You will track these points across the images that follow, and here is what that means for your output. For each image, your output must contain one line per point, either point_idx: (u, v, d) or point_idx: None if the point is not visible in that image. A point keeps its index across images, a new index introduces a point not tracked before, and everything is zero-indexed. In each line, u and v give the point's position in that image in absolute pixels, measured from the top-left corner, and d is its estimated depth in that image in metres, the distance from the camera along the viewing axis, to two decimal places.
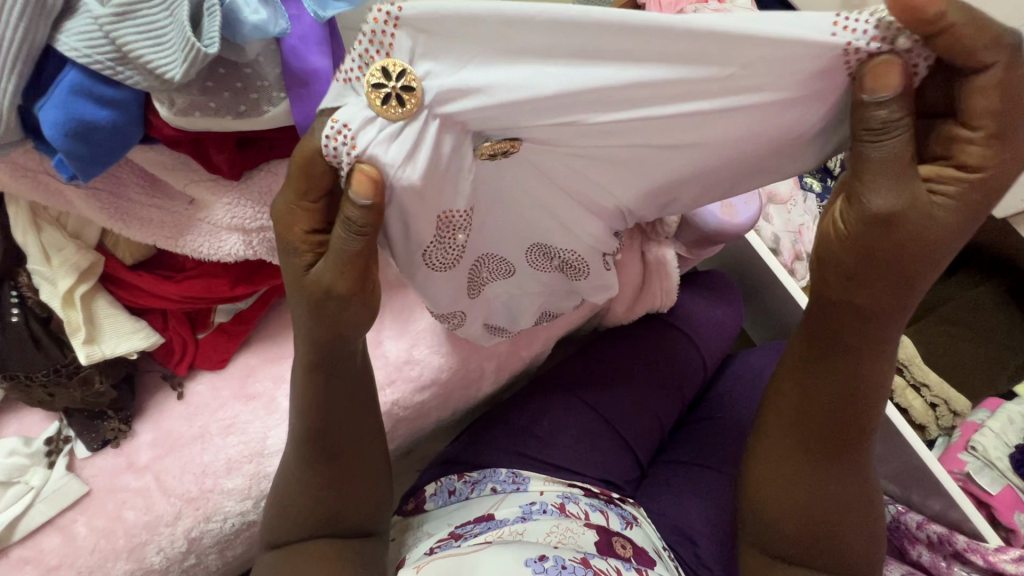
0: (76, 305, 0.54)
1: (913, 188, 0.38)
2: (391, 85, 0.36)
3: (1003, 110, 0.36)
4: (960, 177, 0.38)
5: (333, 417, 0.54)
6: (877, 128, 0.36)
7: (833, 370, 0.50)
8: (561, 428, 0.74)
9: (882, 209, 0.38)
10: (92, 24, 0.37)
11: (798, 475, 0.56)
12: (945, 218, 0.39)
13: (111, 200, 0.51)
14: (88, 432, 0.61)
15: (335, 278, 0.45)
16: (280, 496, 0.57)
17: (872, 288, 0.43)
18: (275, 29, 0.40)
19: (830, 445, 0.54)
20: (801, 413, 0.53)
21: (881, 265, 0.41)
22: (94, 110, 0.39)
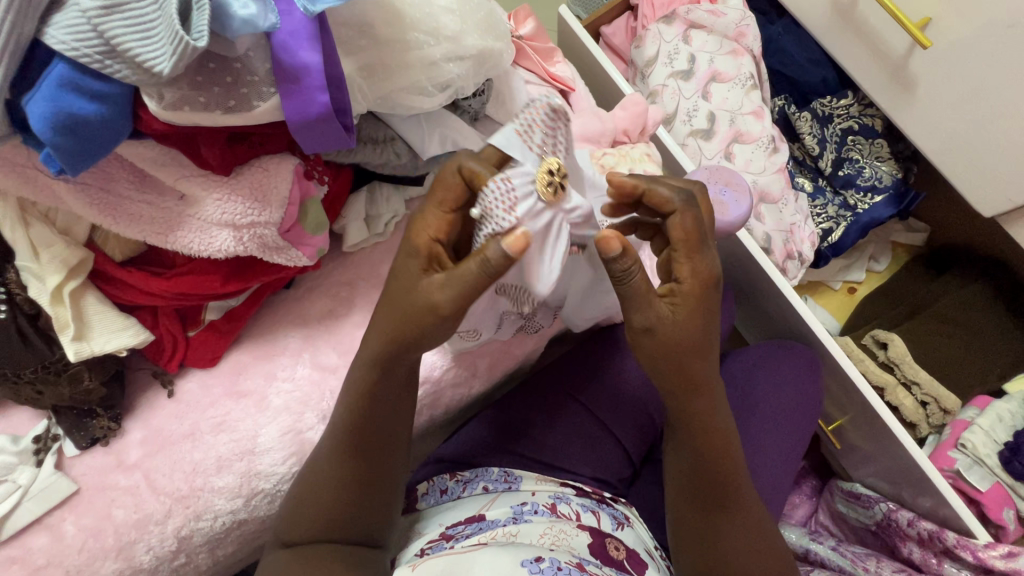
0: (65, 302, 0.53)
1: (657, 305, 0.50)
2: (557, 179, 0.47)
3: (684, 231, 0.50)
4: (684, 291, 0.50)
5: (355, 422, 0.54)
6: (620, 274, 0.48)
7: (703, 441, 0.57)
8: (553, 427, 0.75)
9: (641, 323, 0.50)
10: (81, 17, 0.37)
11: (693, 528, 0.59)
12: (694, 314, 0.51)
13: (100, 195, 0.50)
14: (76, 430, 0.60)
15: (442, 294, 0.47)
16: (293, 494, 0.57)
17: (684, 360, 0.52)
18: (264, 23, 0.40)
19: (706, 500, 0.58)
20: (685, 477, 0.59)
21: (681, 363, 0.52)
22: (81, 104, 0.38)
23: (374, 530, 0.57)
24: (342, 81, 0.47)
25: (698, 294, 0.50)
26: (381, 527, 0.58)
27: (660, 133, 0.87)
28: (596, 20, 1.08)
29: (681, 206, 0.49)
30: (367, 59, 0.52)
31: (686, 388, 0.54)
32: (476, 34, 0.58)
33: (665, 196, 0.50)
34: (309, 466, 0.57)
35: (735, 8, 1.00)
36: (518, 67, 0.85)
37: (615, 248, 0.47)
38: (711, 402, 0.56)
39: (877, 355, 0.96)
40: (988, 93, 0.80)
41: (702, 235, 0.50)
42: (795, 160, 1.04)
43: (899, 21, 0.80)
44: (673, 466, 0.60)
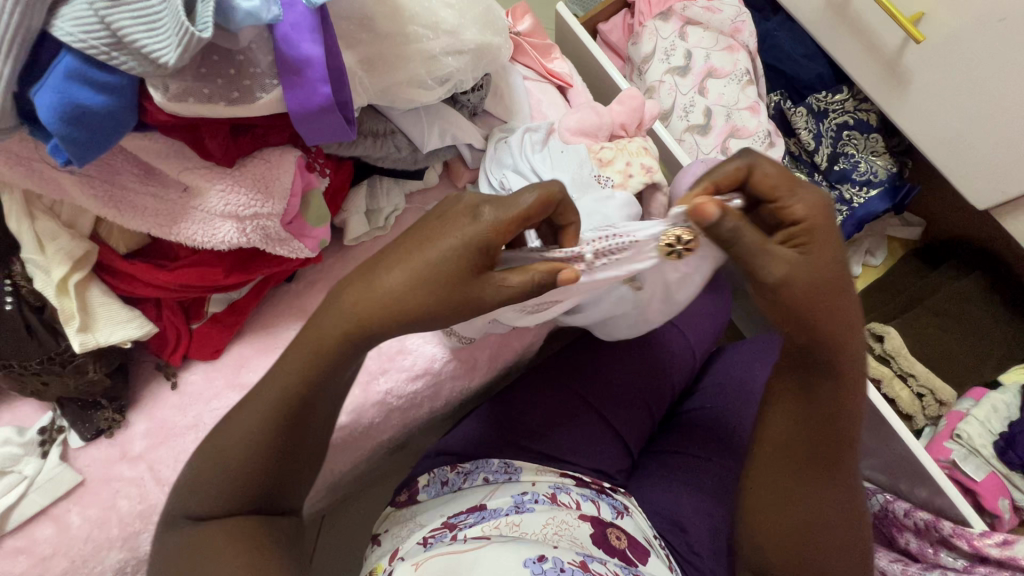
0: (70, 294, 0.54)
1: (779, 250, 0.41)
2: (680, 246, 0.44)
3: (778, 177, 0.42)
4: (810, 229, 0.41)
5: (312, 376, 0.46)
6: (726, 235, 0.40)
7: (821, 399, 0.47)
8: (552, 418, 0.76)
9: (777, 279, 0.40)
10: (87, 10, 0.38)
11: (781, 482, 0.51)
12: (833, 255, 0.42)
13: (106, 188, 0.51)
14: (81, 422, 0.61)
15: (482, 291, 0.44)
16: (200, 455, 0.48)
17: (825, 299, 0.42)
18: (267, 15, 0.41)
19: (814, 457, 0.49)
20: (787, 442, 0.50)
21: (820, 309, 0.42)
22: (88, 95, 0.39)
23: (283, 498, 0.50)
24: (343, 74, 0.47)
25: (826, 229, 0.42)
26: (294, 493, 0.51)
27: (657, 127, 0.88)
28: (592, 18, 1.09)
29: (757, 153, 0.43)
30: (368, 52, 0.53)
31: (825, 339, 0.44)
32: (474, 29, 0.60)
33: (730, 167, 0.43)
34: (222, 423, 0.49)
35: (731, 5, 1.01)
36: (516, 63, 0.86)
37: (710, 213, 0.40)
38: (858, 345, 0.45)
39: (875, 347, 0.97)
40: (981, 87, 0.81)
41: (794, 174, 0.43)
42: (791, 155, 1.05)
43: (892, 15, 0.81)
44: (774, 428, 0.50)
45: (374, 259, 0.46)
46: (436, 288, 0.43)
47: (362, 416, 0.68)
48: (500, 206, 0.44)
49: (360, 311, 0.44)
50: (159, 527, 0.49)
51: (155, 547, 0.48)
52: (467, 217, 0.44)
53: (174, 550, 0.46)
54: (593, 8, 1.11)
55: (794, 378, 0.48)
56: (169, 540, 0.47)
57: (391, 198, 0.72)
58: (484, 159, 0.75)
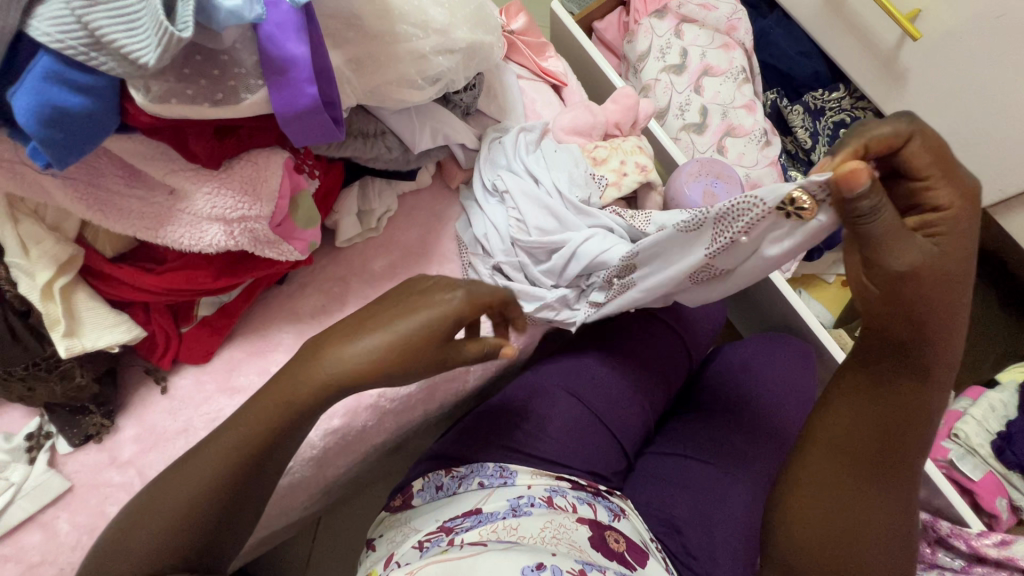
0: (55, 298, 0.53)
1: (915, 239, 0.39)
2: (791, 206, 0.41)
3: (934, 161, 0.39)
4: (948, 218, 0.40)
5: (263, 435, 0.47)
6: (865, 216, 0.37)
7: (892, 395, 0.47)
8: (548, 421, 0.74)
9: (902, 268, 0.39)
10: (64, 9, 0.37)
11: (832, 481, 0.50)
12: (964, 247, 0.40)
13: (90, 191, 0.50)
14: (68, 428, 0.60)
15: (431, 357, 0.48)
16: (132, 512, 0.46)
17: (930, 299, 0.41)
18: (250, 14, 0.40)
19: (872, 461, 0.49)
20: (847, 439, 0.49)
21: (925, 306, 0.41)
22: (67, 96, 0.38)
23: (217, 549, 0.49)
24: (330, 74, 0.47)
25: (962, 224, 0.40)
26: (231, 542, 0.50)
27: (652, 127, 0.87)
28: (588, 15, 1.08)
29: (923, 124, 0.38)
30: (357, 52, 0.52)
31: (915, 339, 0.44)
32: (466, 28, 0.59)
33: (886, 131, 0.38)
34: (164, 474, 0.48)
35: (727, 2, 1.01)
36: (510, 62, 0.85)
37: (862, 185, 0.36)
38: (946, 354, 0.45)
39: None
40: (978, 86, 0.80)
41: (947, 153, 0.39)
42: (787, 154, 1.04)
43: (888, 12, 0.81)
44: (835, 424, 0.50)
45: (359, 321, 0.49)
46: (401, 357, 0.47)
47: (355, 420, 0.67)
48: (471, 288, 0.51)
49: (328, 376, 0.47)
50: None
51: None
52: (444, 294, 0.50)
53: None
54: (588, 4, 1.10)
55: (868, 382, 0.48)
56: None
57: (382, 198, 0.71)
58: (478, 159, 0.75)
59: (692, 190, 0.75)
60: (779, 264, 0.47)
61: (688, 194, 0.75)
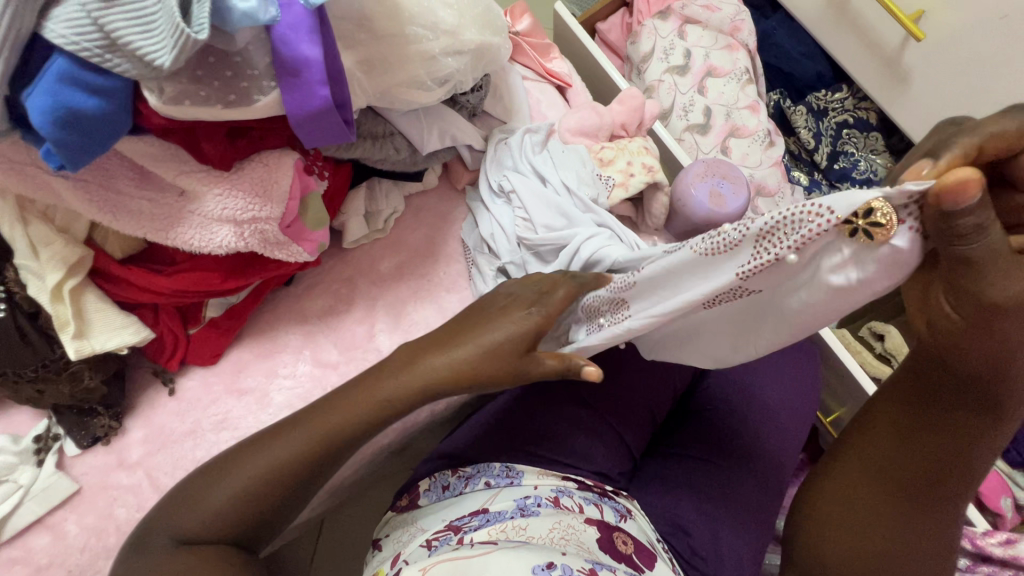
0: (64, 300, 0.53)
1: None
2: (862, 221, 0.35)
3: None
4: None
5: (322, 439, 0.50)
6: (965, 232, 0.33)
7: (942, 425, 0.47)
8: (554, 423, 0.75)
9: (1000, 298, 0.35)
10: (80, 12, 0.37)
11: (867, 500, 0.51)
12: None
13: (100, 192, 0.50)
14: (77, 430, 0.60)
15: (515, 369, 0.50)
16: (193, 485, 0.50)
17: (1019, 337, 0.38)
18: (265, 16, 0.40)
19: (911, 487, 0.49)
20: (888, 461, 0.50)
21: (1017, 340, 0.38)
22: (82, 98, 0.38)
23: (259, 534, 0.52)
24: (342, 75, 0.47)
25: None
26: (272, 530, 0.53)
27: (657, 128, 0.88)
28: (591, 16, 1.08)
29: None
30: (367, 53, 0.52)
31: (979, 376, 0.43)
32: (474, 29, 0.59)
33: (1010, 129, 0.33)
34: (224, 454, 0.52)
35: (730, 4, 1.01)
36: (515, 63, 0.85)
37: (969, 191, 0.31)
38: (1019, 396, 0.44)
39: (875, 346, 0.96)
40: (982, 87, 0.81)
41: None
42: (791, 154, 1.04)
43: (893, 14, 0.81)
44: (872, 443, 0.51)
45: (440, 341, 0.53)
46: (479, 374, 0.50)
47: None
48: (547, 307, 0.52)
49: (423, 385, 0.51)
50: (126, 544, 0.49)
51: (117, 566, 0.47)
52: (521, 312, 0.52)
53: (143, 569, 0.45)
54: (591, 6, 1.10)
55: (923, 414, 0.48)
56: (136, 565, 0.46)
57: (389, 200, 0.71)
58: (484, 160, 0.75)
59: (699, 191, 0.74)
60: (834, 305, 0.40)
61: (695, 194, 0.74)
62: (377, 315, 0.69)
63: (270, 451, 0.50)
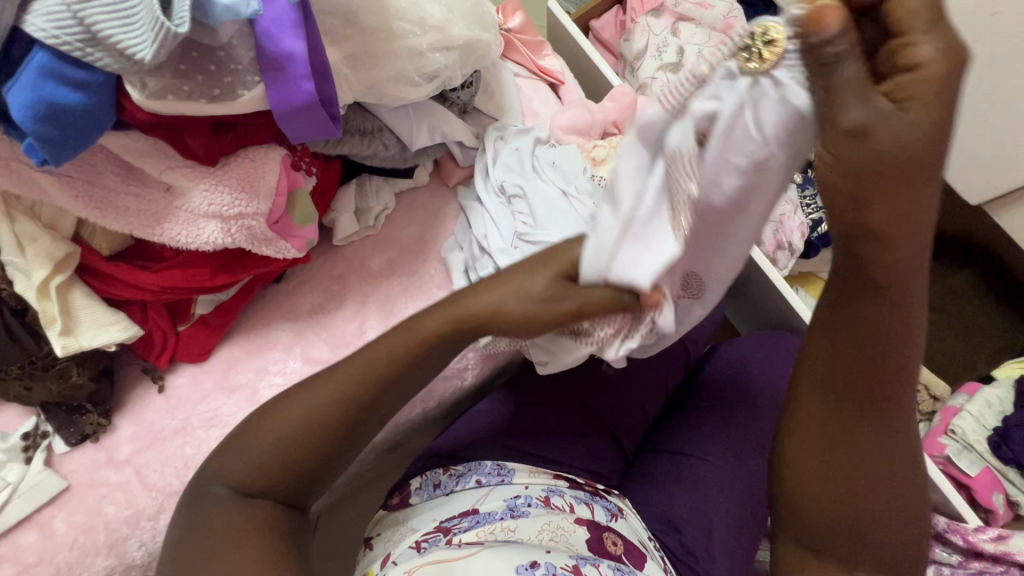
0: (51, 296, 0.53)
1: (874, 95, 0.32)
2: (755, 42, 0.36)
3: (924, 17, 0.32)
4: (923, 83, 0.32)
5: (375, 379, 0.50)
6: (830, 58, 0.32)
7: (859, 323, 0.43)
8: (546, 420, 0.75)
9: (857, 124, 0.32)
10: (60, 5, 0.37)
11: (821, 432, 0.49)
12: (938, 117, 0.33)
13: (86, 188, 0.50)
14: (65, 427, 0.59)
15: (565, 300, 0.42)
16: (241, 432, 0.51)
17: (904, 198, 0.34)
18: (246, 10, 0.40)
19: (854, 402, 0.47)
20: (823, 381, 0.47)
21: (896, 190, 0.34)
22: (63, 92, 0.38)
23: (304, 489, 0.52)
24: (328, 71, 0.47)
25: (941, 89, 0.32)
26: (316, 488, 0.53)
27: None
28: (585, 14, 1.08)
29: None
30: (353, 48, 0.52)
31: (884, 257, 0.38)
32: (463, 24, 0.59)
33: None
34: (267, 405, 0.52)
35: (723, 1, 1.01)
36: (507, 61, 0.85)
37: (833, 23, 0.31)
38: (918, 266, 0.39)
39: None
40: None
41: (939, 10, 0.33)
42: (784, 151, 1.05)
43: None
44: (814, 361, 0.47)
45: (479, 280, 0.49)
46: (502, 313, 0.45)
47: None
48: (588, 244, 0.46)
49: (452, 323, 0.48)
50: (182, 498, 0.50)
51: (176, 521, 0.49)
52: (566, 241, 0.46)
53: (200, 524, 0.47)
54: (585, 4, 1.10)
55: (832, 326, 0.45)
56: (198, 518, 0.47)
57: (380, 196, 0.71)
58: (476, 158, 0.75)
59: None
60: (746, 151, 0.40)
61: None
62: (368, 311, 0.69)
63: (310, 408, 0.49)
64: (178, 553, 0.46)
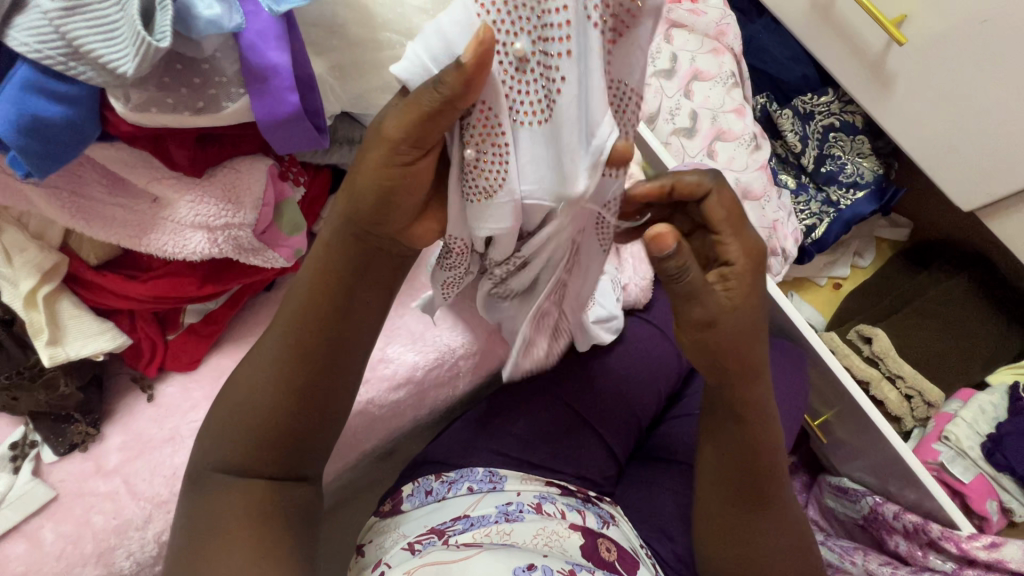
0: (38, 306, 0.53)
1: (712, 293, 0.46)
2: None
3: (727, 220, 0.46)
4: (737, 271, 0.47)
5: (325, 309, 0.50)
6: (671, 272, 0.44)
7: (735, 442, 0.54)
8: (537, 427, 0.75)
9: (698, 317, 0.46)
10: (42, 19, 0.37)
11: (721, 517, 0.57)
12: (751, 301, 0.47)
13: (73, 199, 0.50)
14: (54, 436, 0.60)
15: (400, 124, 0.40)
16: (217, 412, 0.52)
17: (741, 353, 0.49)
18: (229, 23, 0.40)
19: (744, 496, 0.55)
20: (718, 473, 0.56)
21: (734, 354, 0.48)
22: (46, 106, 0.38)
23: (299, 465, 0.53)
24: (313, 83, 0.47)
25: (751, 276, 0.47)
26: (313, 463, 0.55)
27: (642, 130, 0.88)
28: None
29: (719, 185, 0.46)
30: (338, 59, 0.53)
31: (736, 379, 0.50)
32: None
33: (693, 181, 0.46)
34: (227, 388, 0.52)
35: (716, 7, 1.01)
36: None
37: (668, 246, 0.43)
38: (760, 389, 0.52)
39: (863, 349, 0.95)
40: (963, 89, 0.81)
41: (740, 215, 0.47)
42: (778, 157, 1.04)
43: (874, 17, 0.81)
44: (708, 459, 0.57)
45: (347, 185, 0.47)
46: (390, 202, 0.44)
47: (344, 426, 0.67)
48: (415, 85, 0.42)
49: (355, 230, 0.47)
50: (185, 483, 0.52)
51: (183, 503, 0.51)
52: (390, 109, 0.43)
53: (204, 499, 0.50)
54: None
55: (715, 423, 0.55)
56: (201, 502, 0.50)
57: None
58: None
59: None
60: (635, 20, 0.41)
61: None
62: None
63: (261, 383, 0.50)
64: (187, 528, 0.50)
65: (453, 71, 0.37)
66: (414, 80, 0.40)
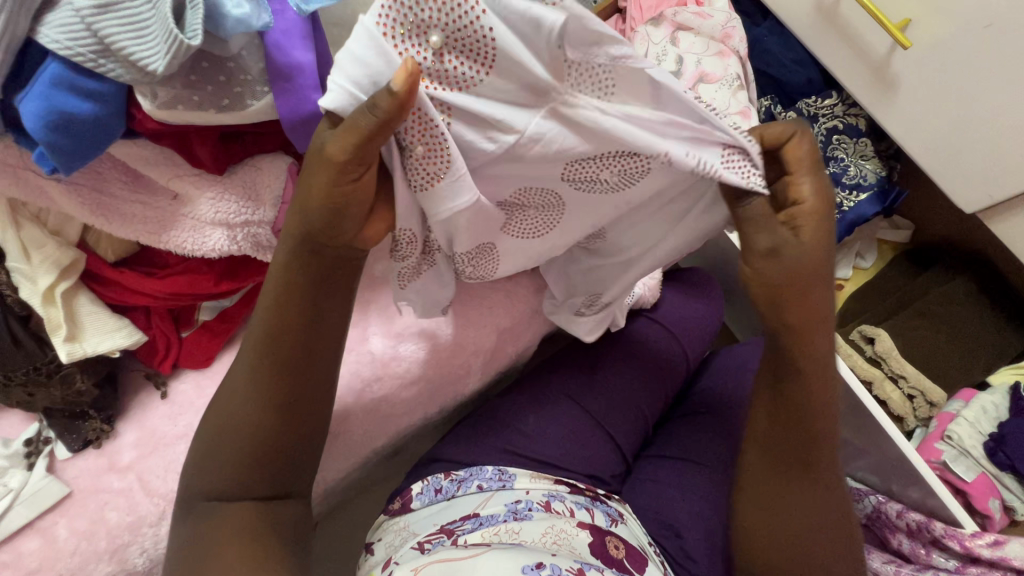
0: (56, 303, 0.53)
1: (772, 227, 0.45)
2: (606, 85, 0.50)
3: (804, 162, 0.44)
4: (804, 213, 0.44)
5: (297, 327, 0.49)
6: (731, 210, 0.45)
7: (791, 404, 0.52)
8: (546, 424, 0.75)
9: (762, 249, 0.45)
10: (74, 16, 0.37)
11: (768, 496, 0.55)
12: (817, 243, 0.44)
13: (93, 195, 0.50)
14: (69, 433, 0.60)
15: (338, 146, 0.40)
16: (200, 444, 0.52)
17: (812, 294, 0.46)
18: (258, 22, 0.41)
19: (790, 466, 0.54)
20: (768, 442, 0.55)
21: (804, 295, 0.46)
22: (74, 102, 0.39)
23: (287, 480, 0.54)
24: None
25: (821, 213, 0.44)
26: (303, 479, 0.55)
27: None
28: None
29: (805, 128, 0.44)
30: None
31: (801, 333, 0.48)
32: None
33: (778, 129, 0.44)
34: (209, 410, 0.53)
35: (721, 11, 1.02)
36: None
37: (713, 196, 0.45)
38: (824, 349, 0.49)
39: (865, 350, 0.97)
40: (965, 94, 0.82)
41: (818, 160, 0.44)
42: None
43: (880, 22, 0.82)
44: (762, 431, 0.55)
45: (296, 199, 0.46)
46: (345, 217, 0.44)
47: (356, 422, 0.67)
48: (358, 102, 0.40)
49: (316, 246, 0.47)
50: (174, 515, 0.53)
51: (173, 533, 0.51)
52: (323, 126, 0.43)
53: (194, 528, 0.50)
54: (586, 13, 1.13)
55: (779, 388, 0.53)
56: (190, 530, 0.50)
57: None
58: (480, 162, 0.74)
59: None
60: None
61: None
62: (370, 318, 0.70)
63: (242, 403, 0.50)
64: (185, 551, 0.49)
65: (385, 97, 0.37)
66: (341, 109, 0.40)
